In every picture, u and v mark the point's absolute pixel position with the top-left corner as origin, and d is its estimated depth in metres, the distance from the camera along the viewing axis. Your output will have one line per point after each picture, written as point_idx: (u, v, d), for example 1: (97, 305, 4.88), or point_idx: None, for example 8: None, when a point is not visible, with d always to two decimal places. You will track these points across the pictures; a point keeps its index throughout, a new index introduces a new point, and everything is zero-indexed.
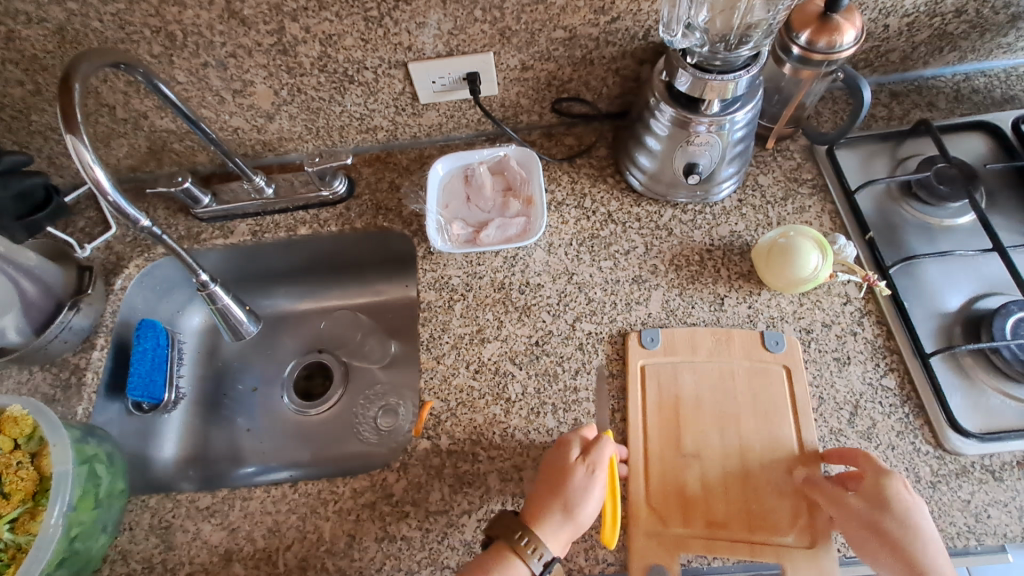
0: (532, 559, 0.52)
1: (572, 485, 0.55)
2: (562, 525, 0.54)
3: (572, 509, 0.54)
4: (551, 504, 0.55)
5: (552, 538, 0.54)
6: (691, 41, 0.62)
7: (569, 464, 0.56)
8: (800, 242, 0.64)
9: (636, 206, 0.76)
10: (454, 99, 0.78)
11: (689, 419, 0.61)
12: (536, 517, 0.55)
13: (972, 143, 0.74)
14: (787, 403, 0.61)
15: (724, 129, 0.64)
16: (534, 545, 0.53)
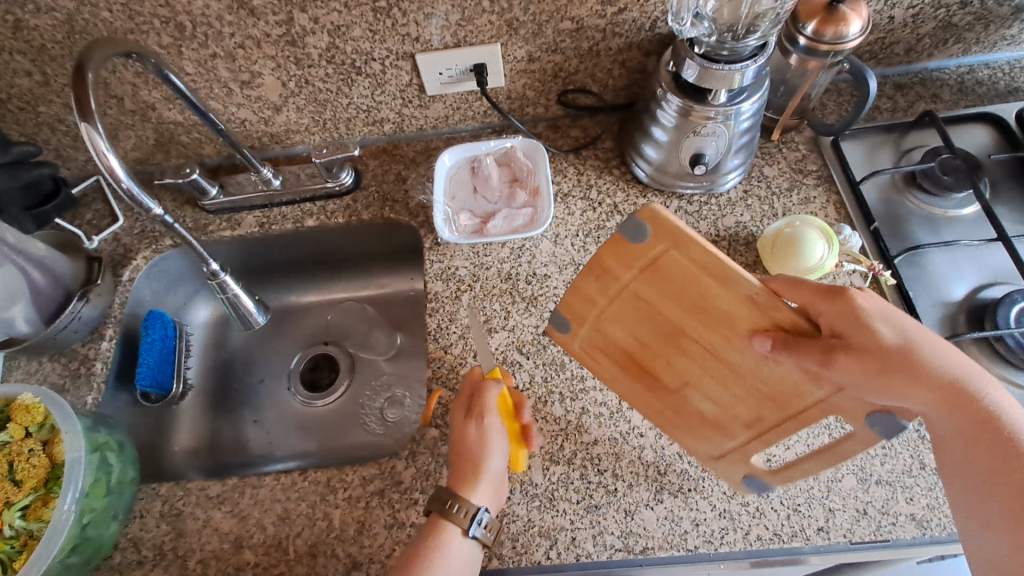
0: (464, 518, 0.55)
1: (470, 445, 0.58)
2: (478, 481, 0.56)
3: (480, 465, 0.57)
4: (462, 466, 0.57)
5: (474, 495, 0.56)
6: (699, 31, 0.62)
7: (460, 426, 0.59)
8: (805, 231, 0.65)
9: (642, 197, 0.76)
10: (461, 91, 0.78)
11: (646, 358, 0.57)
12: (453, 482, 0.57)
13: (976, 134, 0.74)
14: (701, 282, 0.48)
15: (731, 119, 0.64)
16: (460, 504, 0.55)
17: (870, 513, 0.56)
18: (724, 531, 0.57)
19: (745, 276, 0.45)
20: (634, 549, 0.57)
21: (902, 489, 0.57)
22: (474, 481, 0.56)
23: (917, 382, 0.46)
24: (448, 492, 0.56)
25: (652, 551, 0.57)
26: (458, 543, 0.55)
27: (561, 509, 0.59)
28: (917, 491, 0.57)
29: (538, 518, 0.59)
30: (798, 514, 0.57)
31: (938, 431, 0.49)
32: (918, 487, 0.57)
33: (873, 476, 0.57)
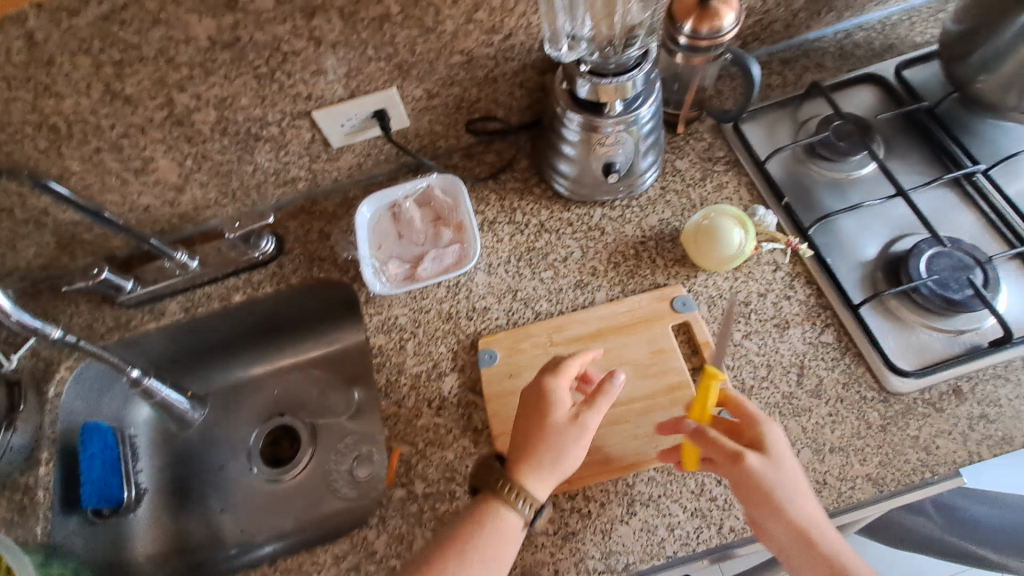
0: (519, 506, 0.53)
1: (559, 437, 0.55)
2: (548, 478, 0.54)
3: (558, 460, 0.54)
4: (539, 455, 0.55)
5: (543, 486, 0.54)
6: (578, 53, 0.64)
7: (558, 414, 0.56)
8: (721, 222, 0.66)
9: (566, 211, 0.77)
10: (366, 138, 0.77)
11: None
12: (523, 465, 0.54)
13: (862, 96, 0.78)
14: None
15: (632, 125, 0.66)
16: (523, 494, 0.54)
17: (829, 481, 0.58)
18: (699, 530, 0.58)
19: None
20: (617, 568, 0.57)
21: (854, 452, 0.59)
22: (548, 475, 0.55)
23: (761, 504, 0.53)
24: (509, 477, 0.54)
25: (634, 566, 0.57)
26: (503, 524, 0.53)
27: (539, 544, 0.59)
28: (868, 451, 0.59)
29: (519, 558, 0.58)
30: None
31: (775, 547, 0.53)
32: (867, 448, 0.59)
33: (826, 445, 0.59)
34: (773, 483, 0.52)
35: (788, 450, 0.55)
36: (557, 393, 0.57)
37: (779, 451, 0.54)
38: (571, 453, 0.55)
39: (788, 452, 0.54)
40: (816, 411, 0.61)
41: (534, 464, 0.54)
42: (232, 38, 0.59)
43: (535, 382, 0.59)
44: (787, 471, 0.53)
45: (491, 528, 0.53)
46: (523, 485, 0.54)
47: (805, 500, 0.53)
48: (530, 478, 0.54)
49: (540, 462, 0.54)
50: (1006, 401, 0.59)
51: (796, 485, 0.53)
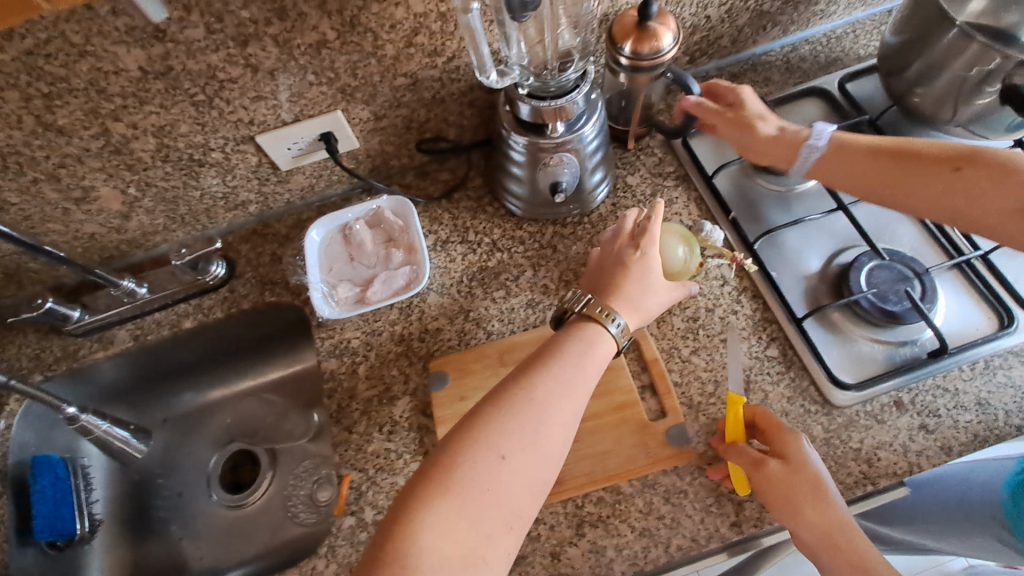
0: (611, 320, 0.56)
1: (634, 281, 0.58)
2: (629, 307, 0.58)
3: (628, 289, 0.58)
4: (620, 284, 0.59)
5: (630, 312, 0.57)
6: (510, 78, 0.59)
7: (643, 268, 0.59)
8: (665, 240, 0.67)
9: (518, 229, 0.77)
10: (315, 160, 0.76)
11: None
12: (610, 294, 0.58)
13: (807, 109, 0.79)
14: None
15: (576, 145, 0.66)
16: (611, 312, 0.56)
17: None
18: (646, 550, 0.58)
19: None
20: None
21: None
22: (546, 419, 0.49)
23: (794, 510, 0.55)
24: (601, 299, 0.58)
25: None
26: (601, 336, 0.55)
27: None
28: None
29: None
30: (710, 515, 0.59)
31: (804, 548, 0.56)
32: None
33: None
34: (802, 490, 0.55)
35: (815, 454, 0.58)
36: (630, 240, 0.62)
37: (809, 456, 0.57)
38: (654, 287, 0.59)
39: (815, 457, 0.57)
40: None
41: (613, 288, 0.58)
42: (164, 68, 0.58)
43: (608, 244, 0.62)
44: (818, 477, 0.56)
45: (581, 340, 0.54)
46: (607, 305, 0.57)
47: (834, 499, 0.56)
48: (614, 299, 0.58)
49: (618, 289, 0.58)
50: (945, 411, 0.60)
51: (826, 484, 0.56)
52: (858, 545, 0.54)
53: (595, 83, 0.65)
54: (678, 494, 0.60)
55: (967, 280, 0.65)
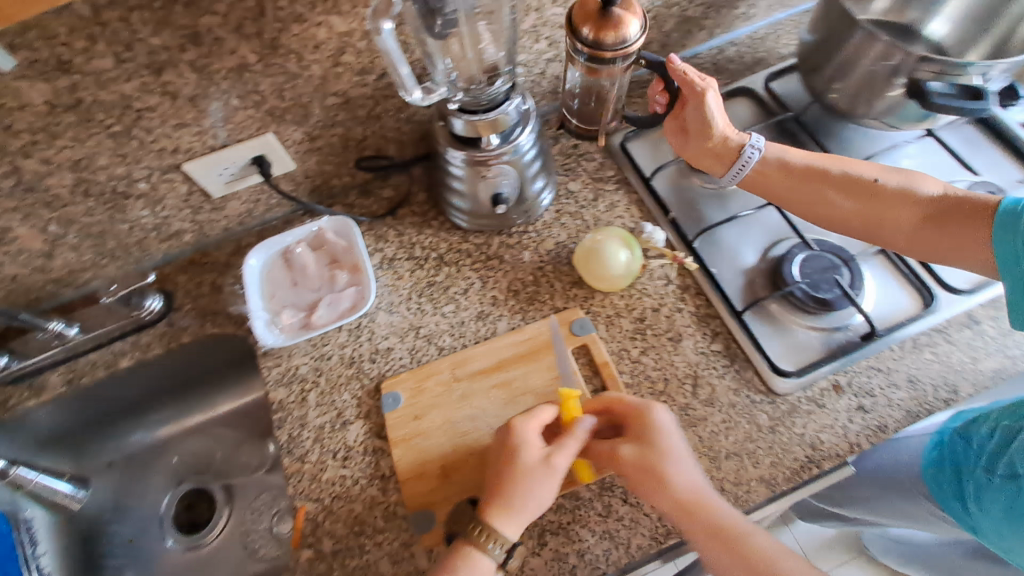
0: (492, 547, 0.54)
1: (525, 479, 0.56)
2: (516, 515, 0.55)
3: (516, 485, 0.55)
4: (506, 495, 0.55)
5: (512, 527, 0.55)
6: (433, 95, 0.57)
7: (523, 460, 0.56)
8: (606, 244, 0.67)
9: (465, 242, 0.77)
10: (250, 185, 0.74)
11: (467, 421, 0.64)
12: (490, 506, 0.55)
13: (737, 108, 0.82)
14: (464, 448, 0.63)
15: (514, 156, 0.67)
16: (494, 536, 0.54)
17: (727, 488, 0.59)
18: (607, 553, 0.58)
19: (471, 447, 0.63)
20: None
21: (749, 456, 0.61)
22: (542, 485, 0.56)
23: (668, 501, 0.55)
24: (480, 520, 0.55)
25: None
26: (478, 565, 0.54)
27: None
28: (761, 454, 0.61)
29: None
30: None
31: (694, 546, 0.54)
32: (759, 451, 0.61)
33: (722, 452, 0.61)
34: (650, 470, 0.56)
35: (674, 435, 0.58)
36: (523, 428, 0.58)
37: (660, 430, 0.57)
38: (541, 482, 0.56)
39: (671, 430, 0.57)
40: (711, 419, 0.63)
41: (498, 498, 0.56)
42: (74, 100, 0.56)
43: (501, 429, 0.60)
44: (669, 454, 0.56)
45: (465, 575, 0.53)
46: (489, 525, 0.55)
47: (684, 469, 0.56)
48: (498, 514, 0.55)
49: (502, 497, 0.55)
50: (880, 391, 0.63)
51: (673, 457, 0.56)
52: (711, 516, 0.53)
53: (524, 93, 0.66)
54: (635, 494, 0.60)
55: (892, 264, 0.68)
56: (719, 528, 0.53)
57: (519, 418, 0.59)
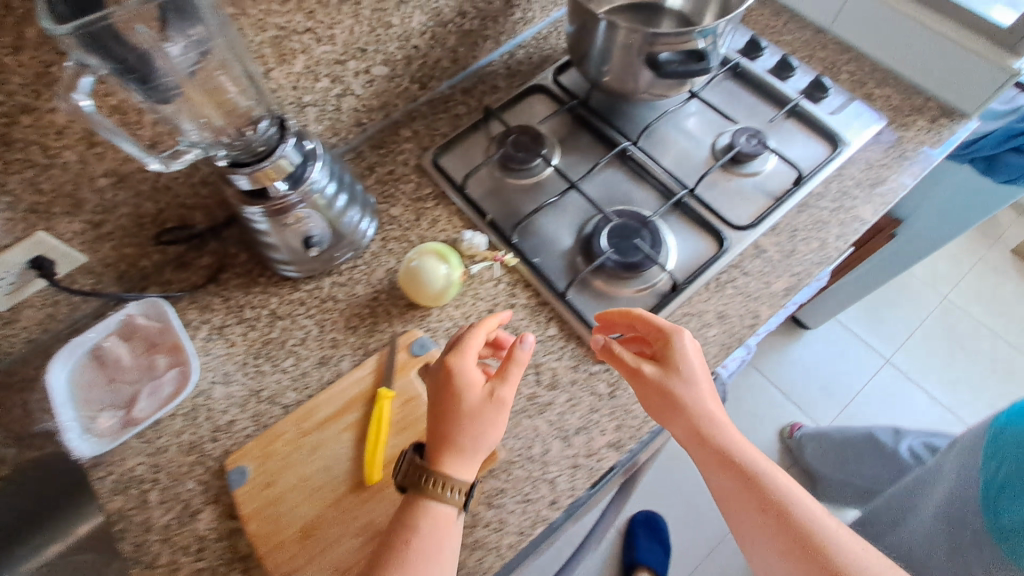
0: (451, 493, 0.53)
1: (473, 419, 0.55)
2: (469, 458, 0.55)
3: (463, 427, 0.55)
4: (457, 441, 0.55)
5: (466, 471, 0.54)
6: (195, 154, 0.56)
7: (466, 400, 0.56)
8: (422, 262, 0.67)
9: (295, 291, 0.75)
10: (39, 290, 0.68)
11: (322, 472, 0.62)
12: (441, 457, 0.54)
13: (535, 105, 0.87)
14: (324, 501, 0.61)
15: (314, 195, 0.66)
16: (451, 484, 0.53)
17: (580, 463, 0.62)
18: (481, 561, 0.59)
19: (330, 498, 0.61)
20: None
21: (595, 426, 0.64)
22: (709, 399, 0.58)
23: (705, 452, 0.57)
24: (432, 469, 0.53)
25: None
26: (441, 516, 0.53)
27: None
28: (605, 422, 0.64)
29: None
30: (532, 504, 0.61)
31: (737, 514, 0.55)
32: (603, 419, 0.64)
33: (571, 429, 0.64)
34: (680, 397, 0.58)
35: (694, 357, 0.59)
36: (458, 364, 0.58)
37: (684, 359, 0.59)
38: (488, 416, 0.56)
39: (697, 360, 0.59)
40: (557, 402, 0.65)
41: (448, 447, 0.54)
42: None
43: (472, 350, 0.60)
44: (691, 382, 0.58)
45: (428, 526, 0.52)
46: (442, 472, 0.54)
47: (705, 399, 0.58)
48: (438, 458, 0.54)
49: (452, 441, 0.54)
50: (696, 334, 0.68)
51: (694, 391, 0.58)
52: (726, 445, 0.57)
53: (303, 133, 0.67)
54: (499, 495, 0.61)
55: (685, 217, 0.75)
56: (727, 451, 0.56)
57: (452, 358, 0.58)
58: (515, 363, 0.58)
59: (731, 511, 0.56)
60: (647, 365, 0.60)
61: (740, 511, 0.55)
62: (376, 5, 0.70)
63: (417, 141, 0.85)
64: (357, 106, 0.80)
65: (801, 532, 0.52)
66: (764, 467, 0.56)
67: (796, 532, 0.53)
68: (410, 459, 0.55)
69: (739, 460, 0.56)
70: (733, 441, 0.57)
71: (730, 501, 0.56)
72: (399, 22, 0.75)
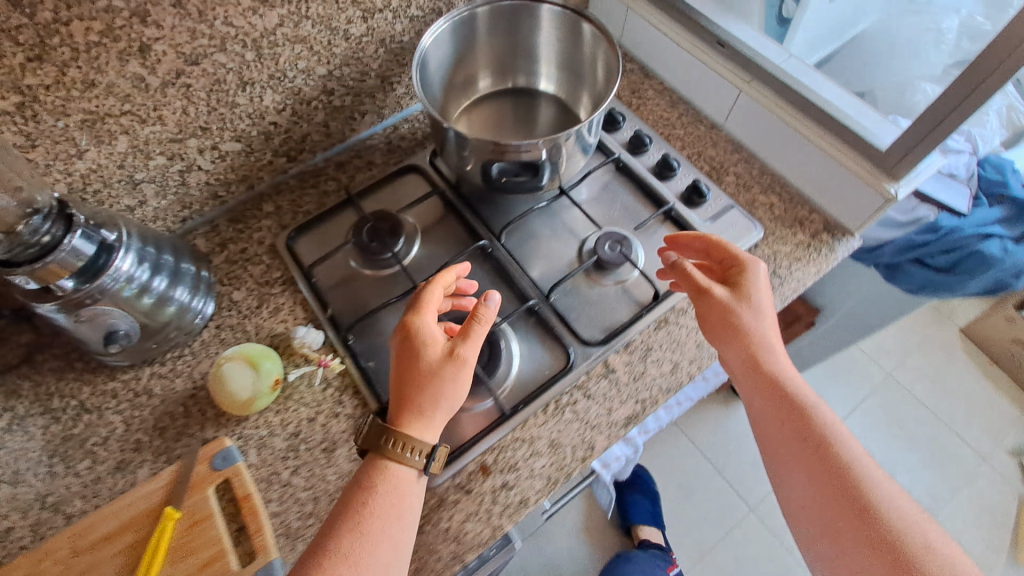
0: (413, 456, 0.54)
1: (436, 378, 0.56)
2: (434, 418, 0.56)
3: (430, 385, 0.56)
4: (419, 403, 0.55)
5: (427, 432, 0.55)
6: None
7: (428, 359, 0.57)
8: (225, 370, 0.62)
9: (111, 380, 0.69)
10: None
11: None
12: (403, 416, 0.55)
13: (408, 186, 0.82)
14: None
15: (119, 286, 0.61)
16: (412, 445, 0.54)
17: None
18: None
19: None
20: None
21: None
22: (770, 328, 0.61)
23: (761, 373, 0.59)
24: (392, 431, 0.54)
25: None
26: (402, 479, 0.54)
27: None
28: None
29: None
30: None
31: (775, 439, 0.57)
32: None
33: None
34: (751, 316, 0.61)
35: (764, 285, 0.63)
36: (423, 327, 0.59)
37: (757, 287, 0.62)
38: (453, 377, 0.56)
39: (765, 292, 0.62)
40: None
41: (411, 409, 0.55)
42: None
43: (424, 329, 0.59)
44: (758, 311, 0.61)
45: (386, 489, 0.53)
46: (403, 433, 0.54)
47: (768, 325, 0.61)
48: (414, 416, 0.55)
49: (415, 404, 0.55)
50: (522, 463, 0.63)
51: (756, 317, 0.61)
52: (777, 371, 0.59)
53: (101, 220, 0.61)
54: None
55: (536, 326, 0.70)
56: (776, 376, 0.59)
57: (413, 317, 0.59)
58: (478, 321, 0.58)
59: (769, 436, 0.58)
60: (720, 286, 0.62)
61: (779, 436, 0.57)
62: (212, 86, 0.66)
63: (277, 218, 0.80)
64: (208, 180, 0.75)
65: (839, 458, 0.54)
66: (811, 397, 0.58)
67: (824, 465, 0.54)
68: (375, 419, 0.55)
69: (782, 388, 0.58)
70: (781, 368, 0.59)
71: (773, 424, 0.58)
72: (247, 100, 0.70)
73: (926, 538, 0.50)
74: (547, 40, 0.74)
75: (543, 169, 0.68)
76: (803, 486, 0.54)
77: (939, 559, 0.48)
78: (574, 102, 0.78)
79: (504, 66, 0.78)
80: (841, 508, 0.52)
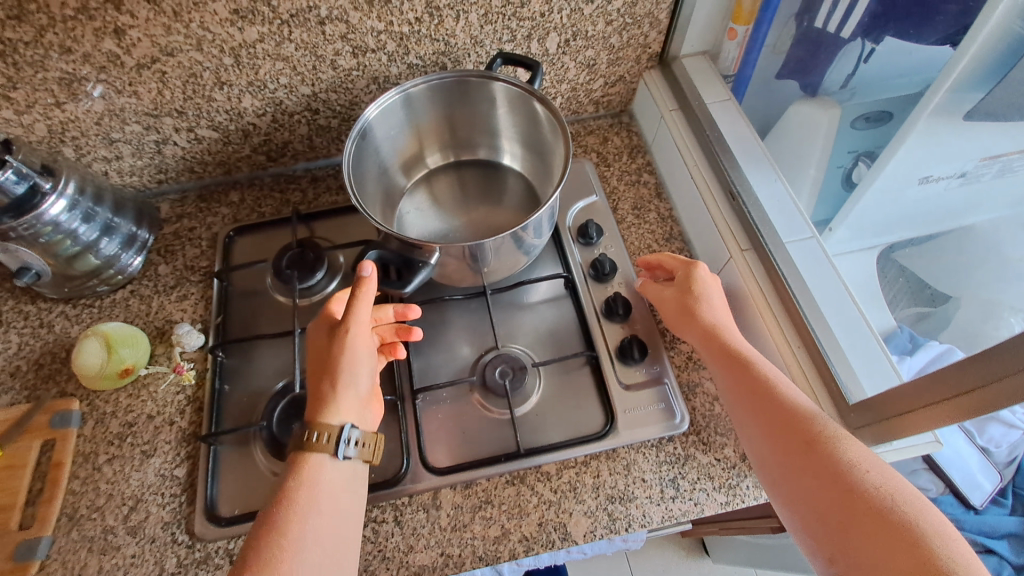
0: (332, 441, 0.52)
1: (336, 367, 0.54)
2: (345, 400, 0.54)
3: (335, 375, 0.54)
4: (327, 394, 0.54)
5: (342, 415, 0.53)
6: None
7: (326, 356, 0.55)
8: (85, 343, 0.66)
9: (30, 303, 0.74)
10: None
11: None
12: (316, 412, 0.53)
13: (359, 224, 0.79)
14: None
15: (42, 227, 0.65)
16: (327, 427, 0.52)
17: None
18: None
19: None
20: None
21: None
22: (723, 316, 0.62)
23: (712, 355, 0.60)
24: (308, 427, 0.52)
25: None
26: (327, 469, 0.51)
27: None
28: None
29: None
30: None
31: (736, 411, 0.57)
32: None
33: None
34: (702, 305, 0.62)
35: (712, 282, 0.64)
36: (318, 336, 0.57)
37: (704, 284, 0.63)
38: (353, 358, 0.55)
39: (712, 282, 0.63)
40: (122, 551, 0.59)
41: (320, 403, 0.53)
42: None
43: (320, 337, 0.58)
44: (712, 301, 0.63)
45: (308, 495, 0.49)
46: (316, 425, 0.52)
47: (721, 317, 0.62)
48: (325, 408, 0.53)
49: (323, 398, 0.53)
50: None
51: (710, 305, 0.63)
52: (735, 348, 0.59)
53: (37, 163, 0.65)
54: None
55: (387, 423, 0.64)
56: (732, 352, 0.59)
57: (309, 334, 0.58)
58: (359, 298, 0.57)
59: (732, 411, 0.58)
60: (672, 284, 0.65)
61: (738, 409, 0.57)
62: (187, 78, 0.67)
63: (234, 210, 0.82)
64: (183, 155, 0.78)
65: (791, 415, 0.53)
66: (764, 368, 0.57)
67: (779, 424, 0.53)
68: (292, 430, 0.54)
69: (738, 360, 0.58)
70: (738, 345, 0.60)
71: (732, 401, 0.58)
72: (224, 99, 0.70)
73: (870, 465, 0.49)
74: (504, 120, 0.72)
75: (420, 270, 0.58)
76: (762, 445, 0.54)
77: (877, 482, 0.47)
78: (537, 181, 0.74)
79: (458, 143, 0.77)
80: (789, 448, 0.52)
